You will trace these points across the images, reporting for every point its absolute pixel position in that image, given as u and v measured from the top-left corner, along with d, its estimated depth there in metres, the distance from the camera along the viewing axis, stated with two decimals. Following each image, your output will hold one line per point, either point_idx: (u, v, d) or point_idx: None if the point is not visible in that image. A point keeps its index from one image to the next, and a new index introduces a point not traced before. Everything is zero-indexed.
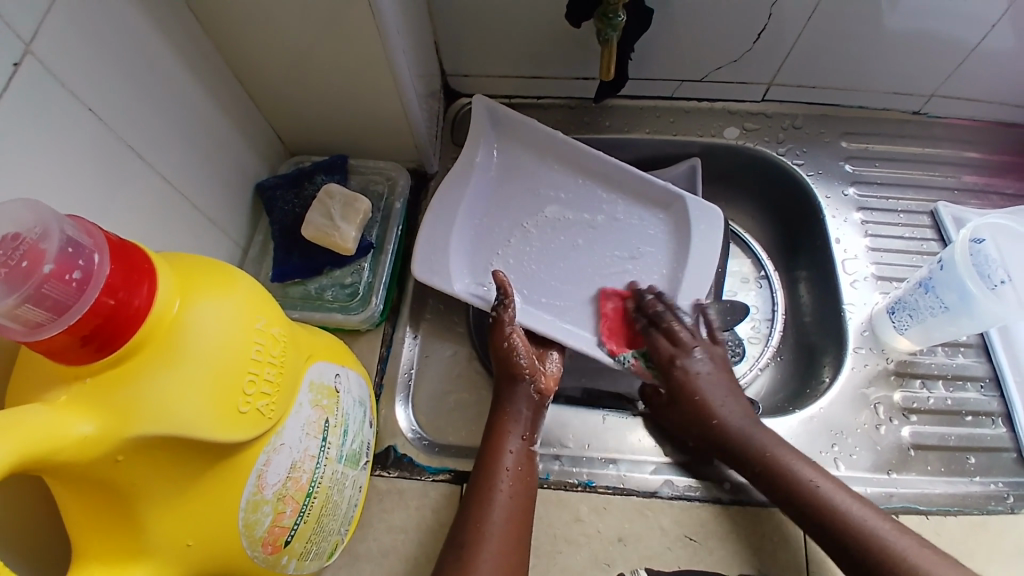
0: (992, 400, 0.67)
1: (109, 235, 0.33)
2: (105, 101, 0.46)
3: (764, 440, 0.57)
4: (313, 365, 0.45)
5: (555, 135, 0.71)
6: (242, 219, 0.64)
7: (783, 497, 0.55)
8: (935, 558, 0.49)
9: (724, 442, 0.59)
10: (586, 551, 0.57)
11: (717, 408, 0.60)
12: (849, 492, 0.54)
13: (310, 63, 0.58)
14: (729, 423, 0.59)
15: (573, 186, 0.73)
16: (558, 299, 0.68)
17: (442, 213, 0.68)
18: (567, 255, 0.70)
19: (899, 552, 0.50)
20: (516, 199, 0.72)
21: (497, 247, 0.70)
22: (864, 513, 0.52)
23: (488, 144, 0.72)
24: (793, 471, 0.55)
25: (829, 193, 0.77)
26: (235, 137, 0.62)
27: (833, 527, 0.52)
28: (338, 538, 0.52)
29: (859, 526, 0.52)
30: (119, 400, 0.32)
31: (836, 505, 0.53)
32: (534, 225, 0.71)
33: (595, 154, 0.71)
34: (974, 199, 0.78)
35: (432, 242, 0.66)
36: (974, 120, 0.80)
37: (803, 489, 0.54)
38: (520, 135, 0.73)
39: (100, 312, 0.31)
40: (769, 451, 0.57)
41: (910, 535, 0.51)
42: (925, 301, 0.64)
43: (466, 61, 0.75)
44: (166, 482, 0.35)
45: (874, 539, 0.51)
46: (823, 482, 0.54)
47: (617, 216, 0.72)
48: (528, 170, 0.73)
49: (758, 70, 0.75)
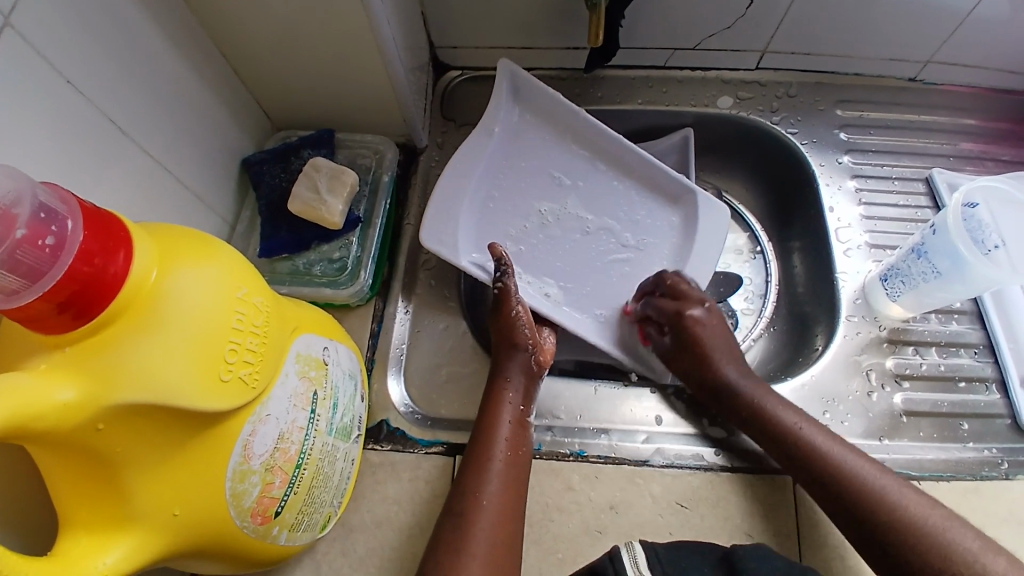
0: (986, 366, 0.67)
1: (84, 203, 0.33)
2: (84, 74, 0.45)
3: (752, 389, 0.60)
4: (299, 337, 0.45)
5: (576, 110, 0.70)
6: (228, 194, 0.64)
7: (768, 438, 0.57)
8: (911, 495, 0.50)
9: (719, 387, 0.61)
10: (578, 519, 0.58)
11: (719, 359, 0.62)
12: (831, 434, 0.56)
13: (294, 35, 0.57)
14: (728, 376, 0.61)
15: (586, 171, 0.71)
16: (555, 278, 0.68)
17: (454, 184, 0.66)
18: (575, 239, 0.69)
19: (877, 488, 0.51)
20: (530, 176, 0.71)
21: (500, 224, 0.68)
22: (844, 453, 0.54)
23: (505, 117, 0.70)
24: (775, 416, 0.57)
25: (823, 162, 0.77)
26: (219, 112, 0.61)
27: (815, 465, 0.54)
28: (331, 510, 0.53)
29: (841, 463, 0.53)
30: (100, 368, 0.32)
31: (818, 447, 0.55)
32: (549, 212, 0.70)
33: (617, 139, 0.70)
34: (970, 166, 0.77)
35: (439, 211, 0.65)
36: (971, 87, 0.78)
37: (788, 429, 0.56)
38: (542, 107, 0.71)
39: (76, 278, 0.31)
40: (758, 399, 0.59)
41: (887, 473, 0.52)
42: (918, 267, 0.64)
43: (453, 32, 0.74)
44: (149, 451, 0.35)
45: (852, 478, 0.52)
46: (805, 426, 0.56)
47: (629, 202, 0.71)
48: (542, 148, 0.71)
49: (751, 37, 0.73)
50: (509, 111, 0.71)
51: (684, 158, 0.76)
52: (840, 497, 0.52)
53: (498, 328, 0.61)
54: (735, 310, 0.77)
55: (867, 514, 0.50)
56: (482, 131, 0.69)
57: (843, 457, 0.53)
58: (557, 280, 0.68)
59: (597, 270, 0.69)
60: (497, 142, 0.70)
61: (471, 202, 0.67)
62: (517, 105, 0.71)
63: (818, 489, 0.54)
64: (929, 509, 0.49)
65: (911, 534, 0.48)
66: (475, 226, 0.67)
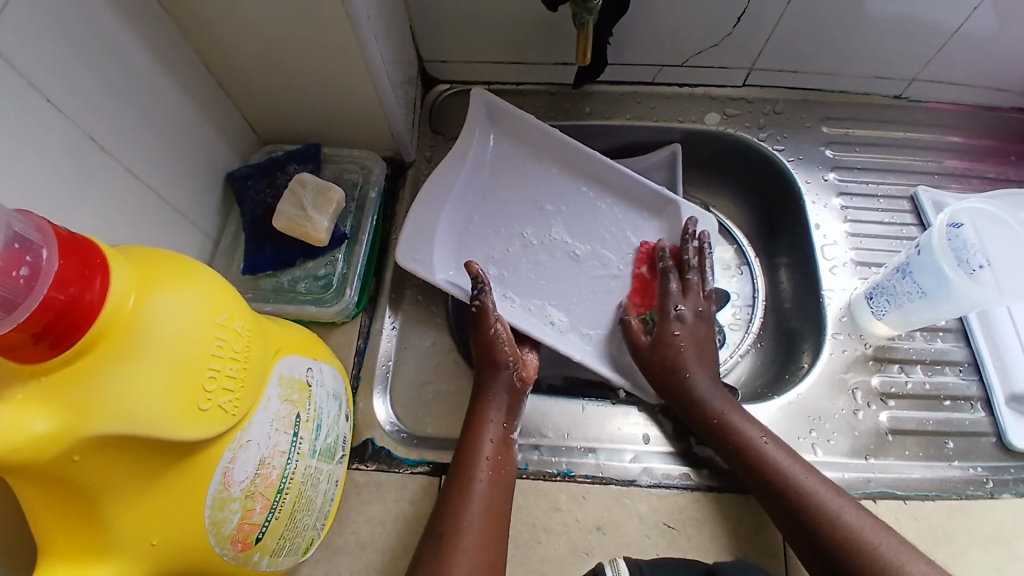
0: (971, 385, 0.68)
1: (59, 229, 0.32)
2: (63, 88, 0.44)
3: (717, 403, 0.60)
4: (282, 359, 0.44)
5: (548, 132, 0.71)
6: (212, 209, 0.63)
7: (733, 458, 0.58)
8: (869, 520, 0.51)
9: (685, 399, 0.61)
10: (565, 541, 0.57)
11: (691, 365, 0.62)
12: (795, 458, 0.56)
13: (280, 51, 0.57)
14: (696, 384, 0.61)
15: (571, 197, 0.72)
16: (543, 299, 0.68)
17: (430, 205, 0.66)
18: (558, 260, 0.70)
19: (832, 510, 0.52)
20: (511, 199, 0.71)
21: (484, 246, 0.68)
22: (804, 474, 0.55)
23: (481, 144, 0.71)
24: (741, 432, 0.58)
25: (809, 179, 0.77)
26: (204, 126, 0.60)
27: (775, 488, 0.55)
28: (314, 532, 0.52)
29: (801, 487, 0.54)
30: (76, 399, 0.31)
31: (779, 467, 0.55)
32: (534, 235, 0.70)
33: (589, 154, 0.70)
34: (955, 183, 0.78)
35: (416, 231, 0.65)
36: (955, 104, 0.79)
37: (752, 451, 0.57)
38: (516, 131, 0.72)
39: (52, 308, 0.30)
40: (724, 413, 0.59)
41: (845, 498, 0.53)
42: (903, 286, 0.64)
43: (442, 45, 0.73)
44: (127, 482, 0.34)
45: (810, 497, 0.53)
46: (769, 444, 0.57)
47: (615, 224, 0.72)
48: (524, 173, 0.72)
49: (739, 54, 0.74)
50: (483, 137, 0.71)
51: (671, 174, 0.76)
52: (798, 521, 0.53)
53: (479, 347, 0.61)
54: (722, 325, 0.77)
55: (819, 532, 0.52)
56: (459, 154, 0.69)
57: (804, 482, 0.54)
58: (544, 302, 0.68)
59: (585, 287, 0.69)
60: (473, 166, 0.70)
61: (449, 222, 0.67)
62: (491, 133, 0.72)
63: (780, 515, 0.54)
64: (884, 536, 0.50)
65: (865, 559, 0.49)
66: (455, 246, 0.67)
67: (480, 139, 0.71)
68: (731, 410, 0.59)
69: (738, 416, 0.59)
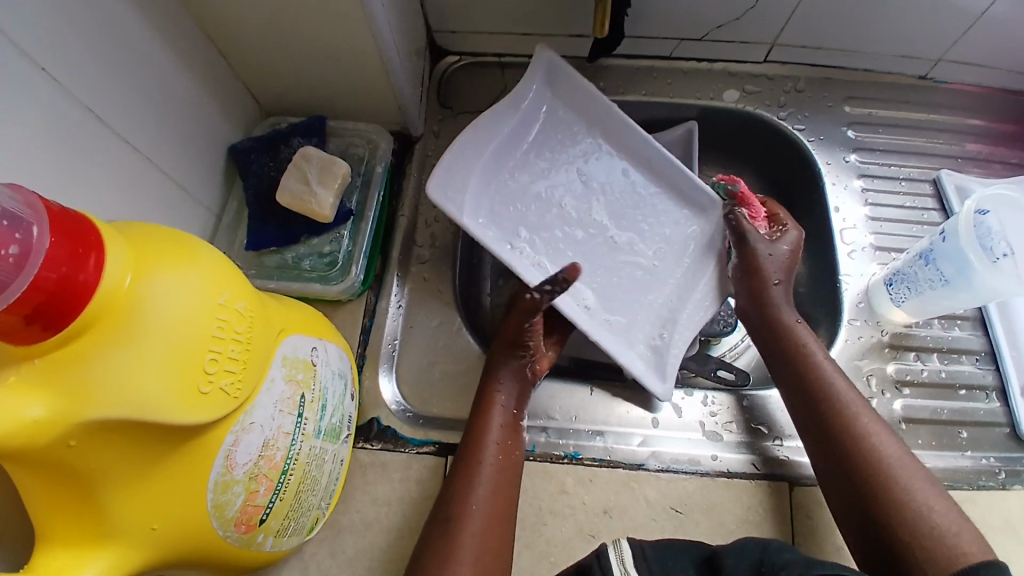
0: (987, 374, 0.67)
1: (50, 205, 0.31)
2: (54, 54, 0.42)
3: (792, 317, 0.61)
4: (286, 339, 0.43)
5: (609, 107, 0.67)
6: (215, 183, 0.61)
7: (788, 369, 0.60)
8: (903, 455, 0.53)
9: (764, 303, 0.62)
10: (571, 523, 0.57)
11: (781, 276, 0.62)
12: (850, 385, 0.58)
13: (282, 20, 0.54)
14: (776, 293, 0.62)
15: (611, 177, 0.69)
16: (573, 275, 0.65)
17: (463, 159, 0.62)
18: (594, 237, 0.67)
19: (870, 437, 0.53)
20: (553, 165, 0.69)
21: (516, 212, 0.66)
22: (854, 400, 0.56)
23: (535, 100, 0.68)
24: (805, 348, 0.60)
25: (829, 160, 0.75)
26: (205, 97, 0.58)
27: (820, 401, 0.57)
28: (319, 512, 0.51)
29: (846, 407, 0.55)
30: (72, 384, 0.30)
31: (831, 386, 0.57)
32: (572, 206, 0.68)
33: (642, 134, 0.68)
34: (977, 168, 0.75)
35: (451, 177, 0.61)
36: (980, 86, 0.76)
37: (808, 364, 0.59)
38: (574, 96, 0.68)
39: (43, 289, 0.29)
40: (796, 326, 0.61)
41: (886, 430, 0.54)
42: (924, 273, 0.62)
43: (452, 15, 0.71)
44: (126, 466, 0.33)
45: (853, 419, 0.55)
46: (830, 365, 0.58)
47: (656, 217, 0.69)
48: (571, 140, 0.69)
49: (760, 29, 0.71)
50: (537, 97, 0.68)
51: (686, 153, 0.73)
52: (833, 436, 0.55)
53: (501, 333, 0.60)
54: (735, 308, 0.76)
55: (849, 448, 0.53)
56: (507, 107, 0.65)
57: (852, 403, 0.56)
58: (571, 278, 0.65)
59: (610, 270, 0.67)
60: (518, 126, 0.67)
61: (481, 181, 0.64)
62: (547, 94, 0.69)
63: (814, 426, 0.56)
64: (914, 471, 0.52)
65: (888, 482, 0.51)
66: (487, 204, 0.64)
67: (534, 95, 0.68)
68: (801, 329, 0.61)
69: (806, 335, 0.61)
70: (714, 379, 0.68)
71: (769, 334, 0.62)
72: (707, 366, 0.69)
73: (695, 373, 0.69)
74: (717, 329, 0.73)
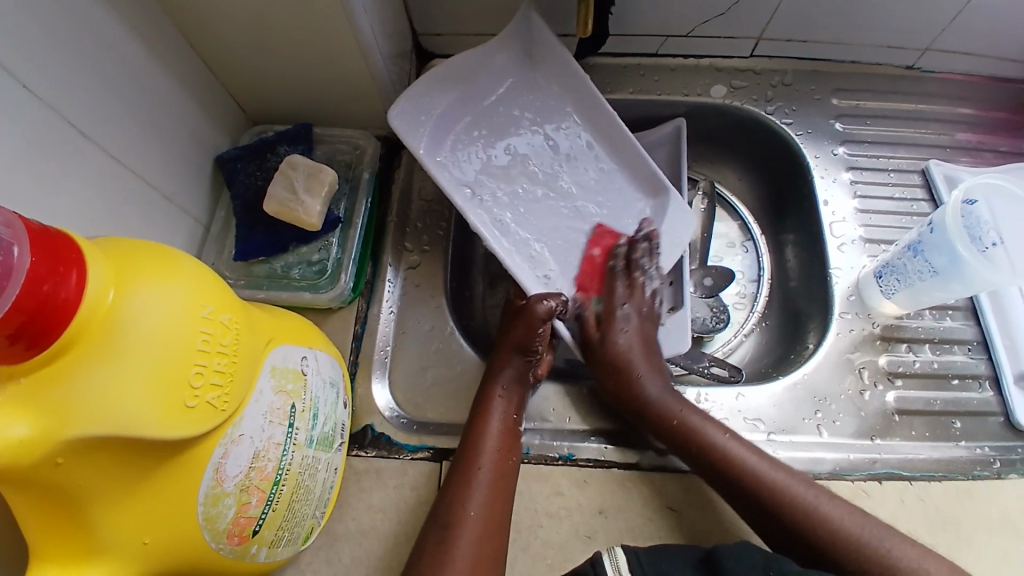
0: (980, 364, 0.67)
1: (30, 223, 0.30)
2: (35, 67, 0.41)
3: (672, 405, 0.59)
4: (274, 350, 0.43)
5: (585, 79, 0.66)
6: (201, 194, 0.61)
7: (695, 462, 0.57)
8: (845, 510, 0.52)
9: (638, 402, 0.60)
10: (566, 525, 0.57)
11: (640, 366, 0.61)
12: (758, 453, 0.56)
13: (265, 28, 0.54)
14: (647, 387, 0.60)
15: (575, 143, 0.69)
16: (532, 234, 0.66)
17: (418, 109, 0.62)
18: (547, 201, 0.68)
19: (810, 504, 0.52)
20: (519, 124, 0.68)
21: (476, 167, 0.66)
22: (774, 470, 0.55)
23: (507, 61, 0.67)
24: (703, 432, 0.57)
25: (818, 153, 0.75)
26: (189, 107, 0.58)
27: (750, 486, 0.54)
28: (314, 521, 0.52)
29: (773, 483, 0.54)
30: (56, 403, 0.30)
31: (747, 468, 0.55)
32: (538, 169, 0.68)
33: (608, 108, 0.66)
34: (966, 157, 0.75)
35: (412, 115, 0.61)
36: (969, 75, 0.76)
37: (718, 453, 0.56)
38: (552, 64, 0.68)
39: (24, 309, 0.29)
40: (680, 414, 0.58)
41: (819, 489, 0.54)
42: (914, 265, 0.63)
43: (436, 17, 0.70)
44: (114, 481, 0.33)
45: (785, 494, 0.53)
46: (732, 441, 0.56)
47: (612, 190, 0.69)
48: (541, 100, 0.69)
49: (746, 24, 0.71)
50: (510, 58, 0.67)
51: (675, 151, 0.73)
52: (776, 516, 0.53)
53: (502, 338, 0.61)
54: (727, 305, 0.76)
55: (798, 526, 0.52)
56: (476, 60, 0.65)
57: (777, 477, 0.54)
58: (527, 236, 0.66)
59: (556, 234, 0.67)
60: (481, 84, 0.66)
61: (440, 127, 0.64)
62: (522, 55, 0.67)
63: (755, 512, 0.54)
64: (862, 523, 0.52)
65: (852, 548, 0.51)
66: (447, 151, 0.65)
67: (508, 54, 0.67)
68: (694, 417, 0.58)
69: (698, 418, 0.58)
70: (707, 376, 0.69)
71: (661, 436, 0.58)
72: (700, 363, 0.70)
73: (687, 371, 0.70)
74: (710, 326, 0.73)
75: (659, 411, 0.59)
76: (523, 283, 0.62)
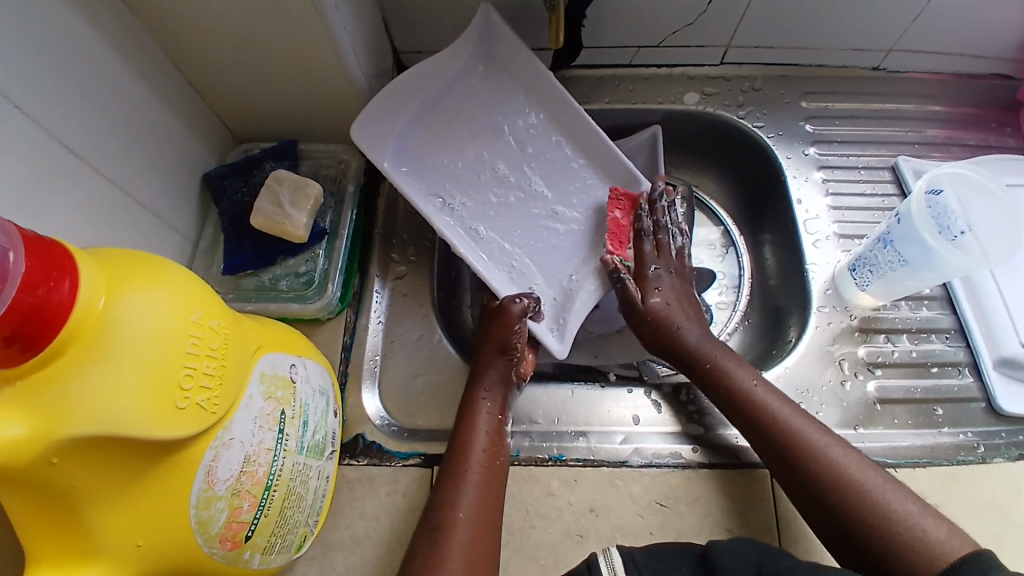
0: (958, 351, 0.68)
1: (26, 232, 0.32)
2: (27, 89, 0.43)
3: (709, 349, 0.62)
4: (263, 357, 0.44)
5: (549, 78, 0.69)
6: (189, 212, 0.62)
7: (724, 404, 0.60)
8: (854, 458, 0.53)
9: (678, 349, 0.63)
10: (558, 524, 0.57)
11: (680, 318, 0.64)
12: (781, 398, 0.58)
13: (249, 49, 0.56)
14: (685, 336, 0.63)
15: (543, 143, 0.71)
16: (508, 240, 0.68)
17: (378, 122, 0.63)
18: (515, 203, 0.69)
19: (818, 449, 0.54)
20: (486, 127, 0.70)
21: (444, 174, 0.68)
22: (792, 414, 0.56)
23: (468, 66, 0.69)
24: (732, 376, 0.60)
25: (790, 154, 0.77)
26: (176, 127, 0.60)
27: (766, 429, 0.56)
28: (306, 529, 0.52)
29: (787, 424, 0.56)
30: (49, 404, 0.31)
31: (766, 407, 0.57)
32: (507, 171, 0.70)
33: (573, 105, 0.69)
34: (937, 152, 0.78)
35: (375, 126, 0.63)
36: (935, 73, 0.79)
37: (741, 395, 0.59)
38: (517, 66, 0.69)
39: (20, 311, 0.30)
40: (715, 358, 0.61)
41: (832, 437, 0.55)
42: (884, 255, 0.64)
43: (416, 35, 0.72)
44: (107, 483, 0.34)
45: (796, 438, 0.55)
46: (758, 386, 0.59)
47: (583, 187, 0.70)
48: (508, 105, 0.70)
49: (715, 32, 0.73)
50: (472, 63, 0.69)
51: (651, 156, 0.76)
52: (786, 459, 0.55)
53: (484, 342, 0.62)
54: (709, 305, 0.78)
55: (807, 469, 0.53)
56: (434, 69, 0.66)
57: (793, 422, 0.56)
58: (501, 243, 0.68)
59: (526, 234, 0.68)
60: (439, 92, 0.68)
61: (402, 137, 0.66)
62: (482, 59, 0.69)
63: (768, 453, 0.56)
64: (869, 473, 0.52)
65: (852, 494, 0.51)
66: (409, 157, 0.66)
67: (461, 64, 0.68)
68: (728, 361, 0.61)
69: (733, 362, 0.61)
70: None
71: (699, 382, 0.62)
72: None
73: None
74: None
75: (695, 356, 0.62)
76: (494, 287, 0.64)
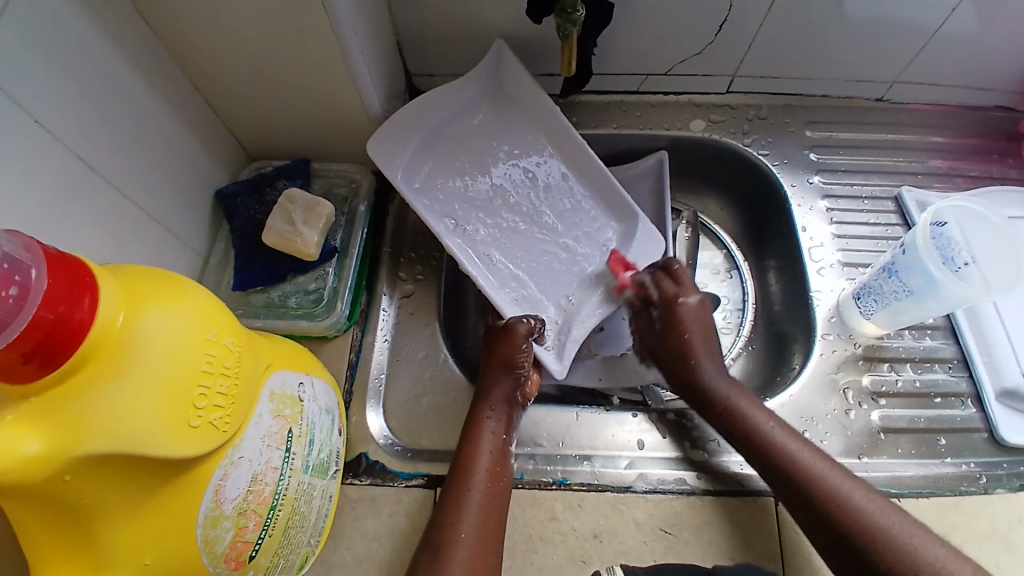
0: (961, 381, 0.68)
1: (47, 248, 0.32)
2: (50, 105, 0.44)
3: (724, 388, 0.61)
4: (274, 374, 0.44)
5: (551, 107, 0.69)
6: (202, 227, 0.63)
7: (742, 447, 0.58)
8: (880, 504, 0.51)
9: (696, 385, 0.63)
10: (561, 550, 0.57)
11: (699, 353, 0.64)
12: (801, 440, 0.57)
13: (267, 70, 0.57)
14: (705, 373, 0.63)
15: (548, 173, 0.71)
16: (516, 265, 0.68)
17: (393, 137, 0.64)
18: (520, 230, 0.69)
19: (839, 490, 0.52)
20: (493, 155, 0.71)
21: (451, 197, 0.68)
22: (811, 457, 0.55)
23: (475, 96, 0.70)
24: (748, 419, 0.59)
25: (794, 181, 0.78)
26: (192, 144, 0.61)
27: (782, 468, 0.55)
28: (308, 550, 0.51)
29: (805, 466, 0.54)
30: (66, 419, 0.31)
31: (783, 449, 0.56)
32: (513, 199, 0.70)
33: (576, 139, 0.69)
34: (939, 182, 0.79)
35: (391, 142, 0.64)
36: (936, 105, 0.81)
37: (758, 436, 0.58)
38: (523, 100, 0.70)
39: (41, 327, 0.30)
40: (732, 398, 0.60)
41: (855, 482, 0.53)
42: (889, 285, 0.65)
43: (429, 59, 0.74)
44: (118, 499, 0.34)
45: (814, 479, 0.53)
46: (776, 428, 0.58)
47: (589, 219, 0.70)
48: (515, 135, 0.71)
49: (722, 61, 0.75)
50: (479, 95, 0.70)
51: (657, 182, 0.77)
52: (807, 501, 0.53)
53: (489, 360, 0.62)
54: None
55: (828, 511, 0.51)
56: (441, 98, 0.67)
57: (811, 463, 0.54)
58: (506, 266, 0.68)
59: (530, 259, 0.69)
60: (448, 118, 0.69)
61: (415, 153, 0.67)
62: (489, 92, 0.71)
63: (788, 496, 0.54)
64: (897, 518, 0.49)
65: (875, 538, 0.49)
66: (420, 176, 0.67)
67: (466, 96, 0.69)
68: (744, 402, 0.60)
69: (750, 404, 0.60)
70: None
71: (719, 422, 0.61)
72: None
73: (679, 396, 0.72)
74: None
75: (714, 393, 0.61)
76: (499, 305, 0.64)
